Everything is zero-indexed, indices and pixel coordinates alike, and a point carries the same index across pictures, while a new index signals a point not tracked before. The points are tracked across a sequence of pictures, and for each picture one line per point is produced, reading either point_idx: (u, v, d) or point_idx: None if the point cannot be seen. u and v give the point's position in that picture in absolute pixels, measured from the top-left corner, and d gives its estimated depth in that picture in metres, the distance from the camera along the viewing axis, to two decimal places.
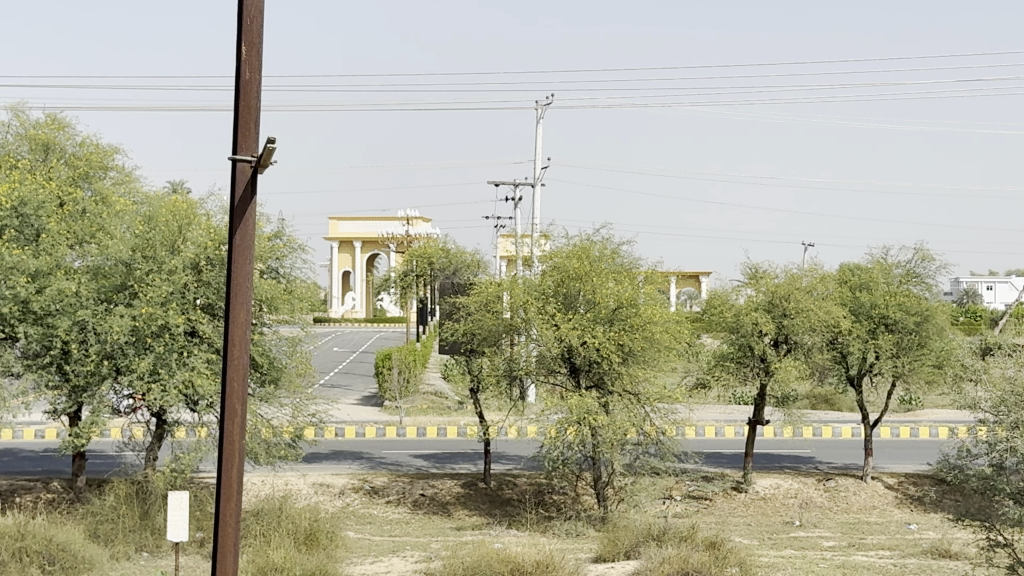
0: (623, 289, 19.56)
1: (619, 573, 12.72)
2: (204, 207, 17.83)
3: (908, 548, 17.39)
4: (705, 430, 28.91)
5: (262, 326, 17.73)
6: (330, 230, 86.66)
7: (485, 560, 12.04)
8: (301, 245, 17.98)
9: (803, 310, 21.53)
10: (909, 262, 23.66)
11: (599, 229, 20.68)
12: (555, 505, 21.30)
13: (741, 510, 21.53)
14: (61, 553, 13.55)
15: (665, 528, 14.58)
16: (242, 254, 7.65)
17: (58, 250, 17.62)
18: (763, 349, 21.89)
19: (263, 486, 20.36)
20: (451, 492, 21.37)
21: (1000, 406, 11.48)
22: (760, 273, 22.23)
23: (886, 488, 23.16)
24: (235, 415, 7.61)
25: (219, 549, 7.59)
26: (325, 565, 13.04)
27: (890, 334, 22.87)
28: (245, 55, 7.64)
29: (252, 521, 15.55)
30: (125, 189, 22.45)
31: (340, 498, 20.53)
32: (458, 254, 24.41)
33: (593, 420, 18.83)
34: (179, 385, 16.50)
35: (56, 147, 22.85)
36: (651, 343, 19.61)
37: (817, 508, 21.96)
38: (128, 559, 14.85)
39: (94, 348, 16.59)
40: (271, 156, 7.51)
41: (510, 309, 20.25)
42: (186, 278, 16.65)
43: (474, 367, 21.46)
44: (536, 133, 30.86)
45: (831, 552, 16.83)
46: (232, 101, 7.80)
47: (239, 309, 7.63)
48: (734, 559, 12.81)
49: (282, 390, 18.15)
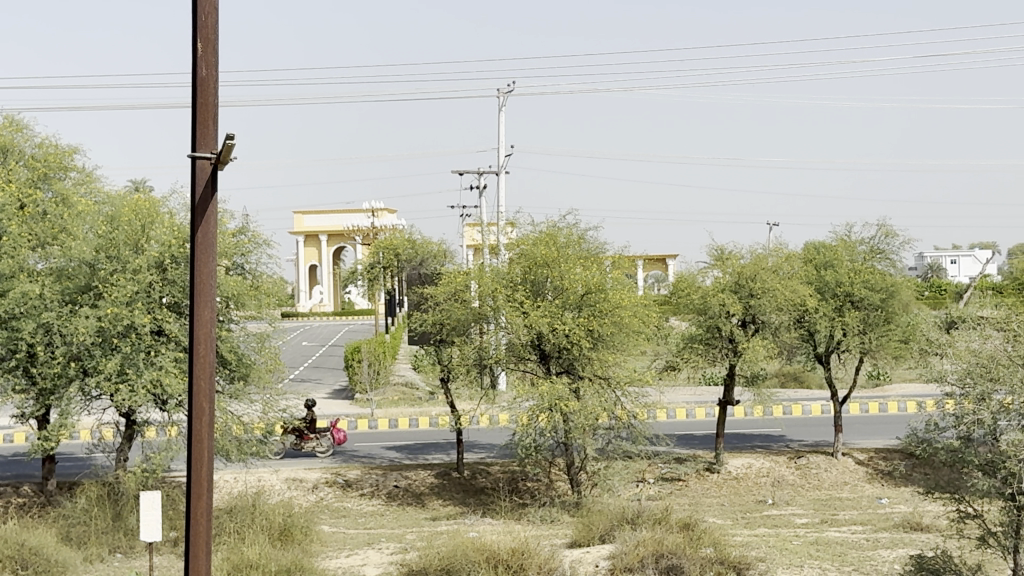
0: (591, 274, 19.68)
1: (596, 557, 12.76)
2: (167, 205, 17.72)
3: (880, 522, 17.54)
4: (676, 413, 29.03)
5: (230, 323, 17.69)
6: (295, 224, 86.38)
7: (460, 550, 11.97)
8: (266, 240, 17.91)
9: (769, 290, 21.63)
10: (872, 239, 23.82)
11: (565, 215, 20.68)
12: (529, 492, 21.36)
13: (714, 490, 21.63)
14: (33, 556, 13.40)
15: (639, 510, 14.68)
16: (205, 251, 7.60)
17: (20, 253, 17.46)
18: (731, 330, 21.96)
19: (235, 483, 20.28)
20: (425, 482, 21.36)
21: (966, 378, 11.57)
22: (725, 255, 22.29)
23: (857, 464, 23.38)
24: (204, 413, 7.58)
25: (191, 548, 7.55)
26: (299, 560, 12.97)
27: (856, 311, 23.06)
28: (200, 52, 7.58)
29: (225, 519, 15.47)
30: (86, 189, 22.29)
31: (314, 493, 20.50)
32: (424, 245, 24.41)
33: (564, 406, 18.91)
34: (147, 384, 16.39)
35: (15, 149, 22.56)
36: (619, 328, 19.65)
37: (788, 485, 22.12)
38: (102, 561, 14.81)
39: (60, 349, 16.46)
40: (231, 152, 7.46)
41: (478, 298, 20.25)
42: (152, 277, 16.56)
43: (444, 357, 21.29)
44: (498, 123, 30.71)
45: (805, 529, 16.93)
46: (191, 99, 7.73)
47: (203, 307, 7.58)
48: (709, 540, 12.86)
49: (252, 386, 18.08)
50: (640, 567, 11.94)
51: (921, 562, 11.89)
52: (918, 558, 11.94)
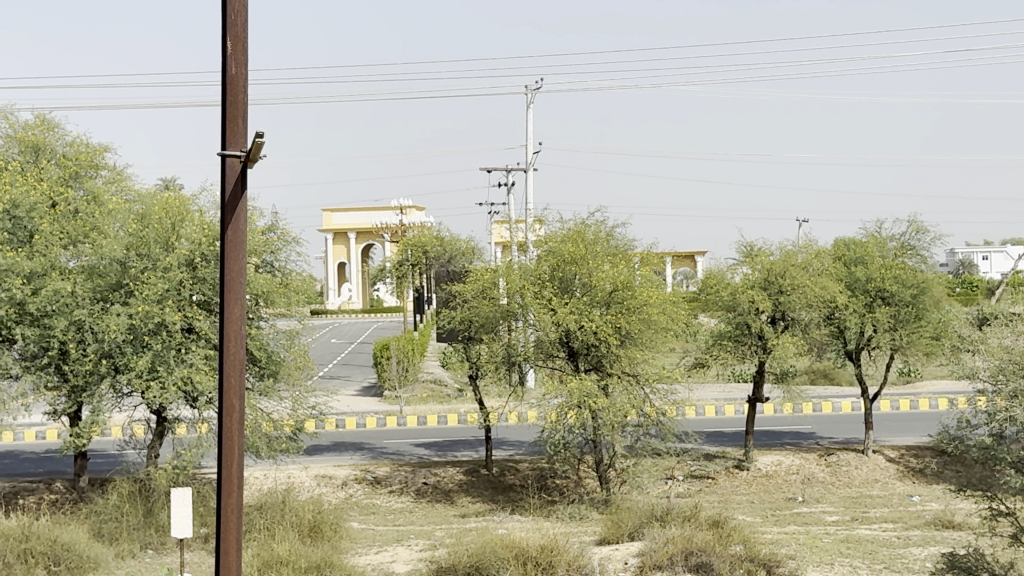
0: (618, 272, 19.54)
1: (624, 554, 12.72)
2: (196, 203, 17.81)
3: (912, 520, 17.42)
4: (705, 409, 28.99)
5: (259, 320, 17.74)
6: (324, 222, 86.67)
7: (489, 546, 12.00)
8: (295, 238, 17.97)
9: (798, 286, 21.54)
10: (903, 235, 23.71)
11: (593, 212, 20.65)
12: (557, 489, 21.34)
13: (743, 487, 21.57)
14: (66, 552, 13.50)
15: (668, 508, 14.60)
16: (236, 248, 7.62)
17: (52, 250, 17.57)
18: (760, 327, 21.83)
19: (265, 480, 20.37)
20: (453, 479, 21.40)
21: (999, 375, 11.48)
22: (754, 251, 22.22)
23: (888, 461, 23.24)
24: (234, 411, 7.60)
25: (222, 544, 7.58)
26: (329, 557, 12.99)
27: (887, 307, 22.90)
28: (230, 50, 7.60)
29: (255, 516, 15.55)
30: (117, 187, 22.42)
31: (343, 489, 20.56)
32: (452, 243, 24.40)
33: (593, 403, 18.86)
34: (177, 381, 16.52)
35: (46, 148, 22.75)
36: (648, 325, 19.59)
37: (819, 483, 22.02)
38: (133, 557, 14.90)
39: (92, 347, 16.57)
40: (260, 150, 7.47)
41: (506, 295, 20.25)
42: (182, 275, 16.64)
43: (473, 354, 21.31)
44: (526, 120, 30.67)
45: (835, 527, 16.84)
46: (219, 97, 7.75)
47: (233, 304, 7.60)
48: (739, 538, 12.79)
49: (281, 383, 18.16)
50: (669, 564, 11.91)
51: (953, 559, 11.81)
52: (951, 556, 11.85)
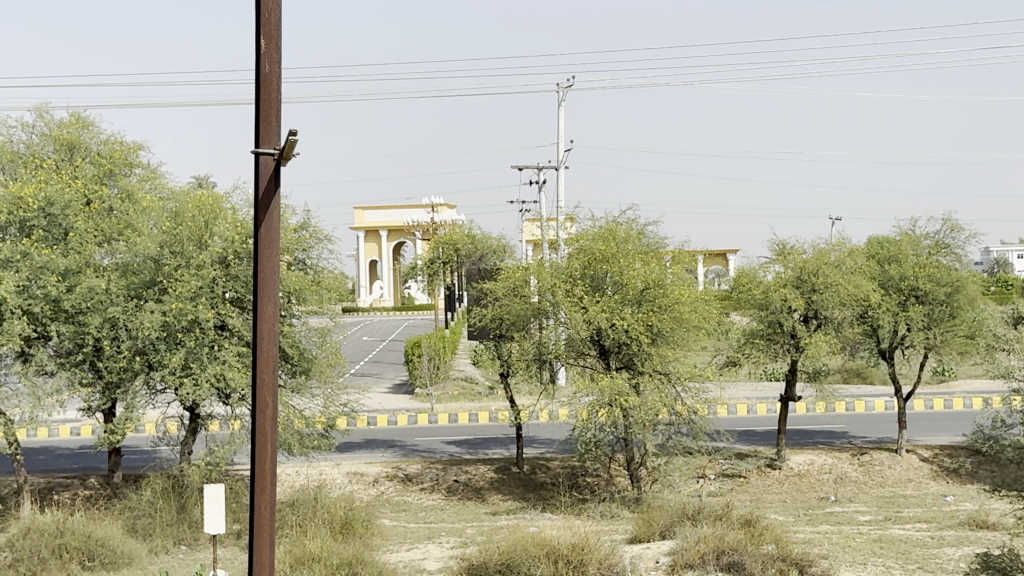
0: (650, 270, 19.47)
1: (655, 553, 12.70)
2: (229, 201, 17.91)
3: (946, 520, 17.29)
4: (737, 408, 28.89)
5: (292, 318, 17.81)
6: (356, 220, 86.94)
7: (519, 544, 12.00)
8: (327, 235, 18.02)
9: (831, 285, 21.42)
10: (937, 233, 23.53)
11: (624, 210, 20.60)
12: (588, 487, 21.33)
13: (776, 487, 21.49)
14: (100, 548, 13.64)
15: (699, 507, 14.55)
16: (269, 246, 7.66)
17: (87, 248, 17.70)
18: (793, 325, 21.72)
19: (297, 477, 20.45)
20: (484, 477, 21.42)
21: None
22: (787, 250, 22.12)
23: (921, 461, 23.08)
24: (267, 407, 7.63)
25: (255, 540, 7.62)
26: (361, 554, 13.02)
27: (921, 305, 22.74)
28: (264, 48, 7.63)
29: (287, 513, 15.61)
30: (151, 185, 22.52)
31: (375, 487, 20.63)
32: (483, 240, 24.41)
33: (624, 402, 18.83)
34: (210, 378, 16.62)
35: (81, 146, 22.96)
36: (679, 324, 19.53)
37: (851, 482, 21.90)
38: (166, 553, 15.00)
39: (126, 344, 16.69)
40: (293, 148, 7.50)
41: (538, 293, 20.26)
42: (215, 273, 16.72)
43: (504, 352, 21.32)
44: (558, 118, 30.63)
45: (868, 527, 16.73)
46: (253, 95, 7.79)
47: (267, 301, 7.63)
48: (771, 537, 12.73)
49: (313, 380, 18.22)
50: (701, 563, 11.88)
51: (987, 559, 11.71)
52: (985, 556, 11.75)
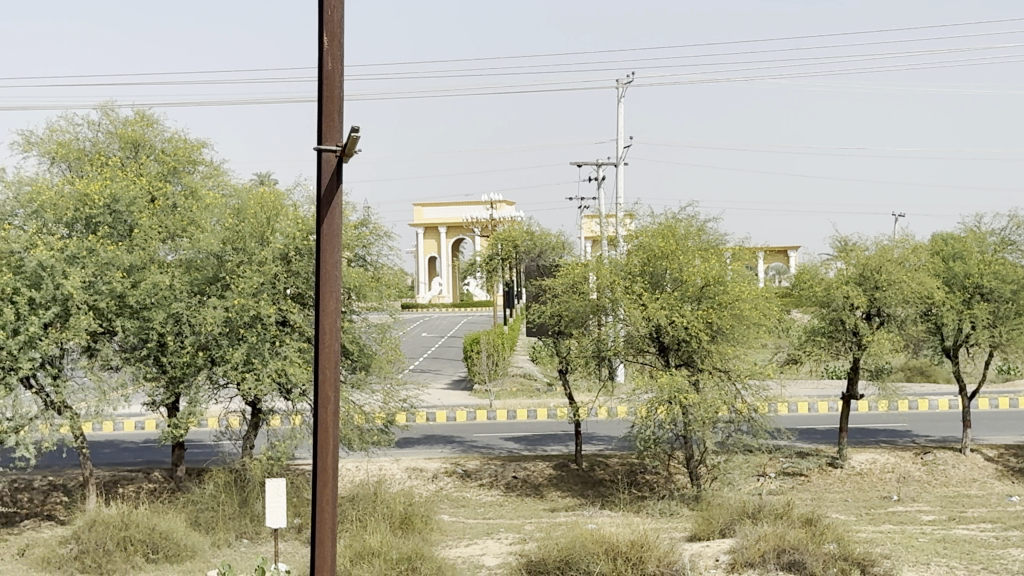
0: (710, 267, 19.35)
1: (715, 551, 12.63)
2: (291, 198, 18.05)
3: (1012, 520, 17.04)
4: (797, 406, 28.67)
5: (352, 314, 17.94)
6: (415, 217, 87.31)
7: (579, 541, 11.99)
8: (387, 232, 18.11)
9: (894, 282, 21.17)
10: (1003, 230, 23.19)
11: (684, 207, 20.48)
12: (647, 485, 21.28)
13: (837, 485, 21.30)
14: (164, 540, 13.81)
15: (759, 505, 14.44)
16: (331, 242, 7.72)
17: (151, 244, 17.92)
18: (855, 323, 21.50)
19: (358, 472, 20.59)
20: (543, 474, 21.43)
21: None
22: (849, 246, 21.89)
23: (986, 460, 22.77)
24: (329, 402, 7.68)
25: (317, 534, 7.69)
26: (421, 549, 13.07)
27: (986, 303, 22.42)
28: (326, 46, 7.68)
29: (347, 507, 15.71)
30: (215, 182, 22.76)
31: (434, 482, 20.71)
32: (542, 237, 24.41)
33: (683, 399, 18.77)
34: (272, 373, 16.78)
35: (145, 143, 23.26)
36: (740, 321, 19.40)
37: (914, 482, 21.65)
38: (229, 546, 15.17)
39: (189, 339, 16.90)
40: (355, 145, 7.54)
41: (597, 290, 20.23)
42: (277, 269, 16.86)
43: (563, 349, 21.32)
44: (617, 114, 30.54)
45: (931, 527, 16.53)
46: (316, 92, 7.84)
47: (328, 298, 7.69)
48: (833, 536, 12.61)
49: (373, 376, 18.34)
50: (761, 562, 11.81)
51: None
52: None
